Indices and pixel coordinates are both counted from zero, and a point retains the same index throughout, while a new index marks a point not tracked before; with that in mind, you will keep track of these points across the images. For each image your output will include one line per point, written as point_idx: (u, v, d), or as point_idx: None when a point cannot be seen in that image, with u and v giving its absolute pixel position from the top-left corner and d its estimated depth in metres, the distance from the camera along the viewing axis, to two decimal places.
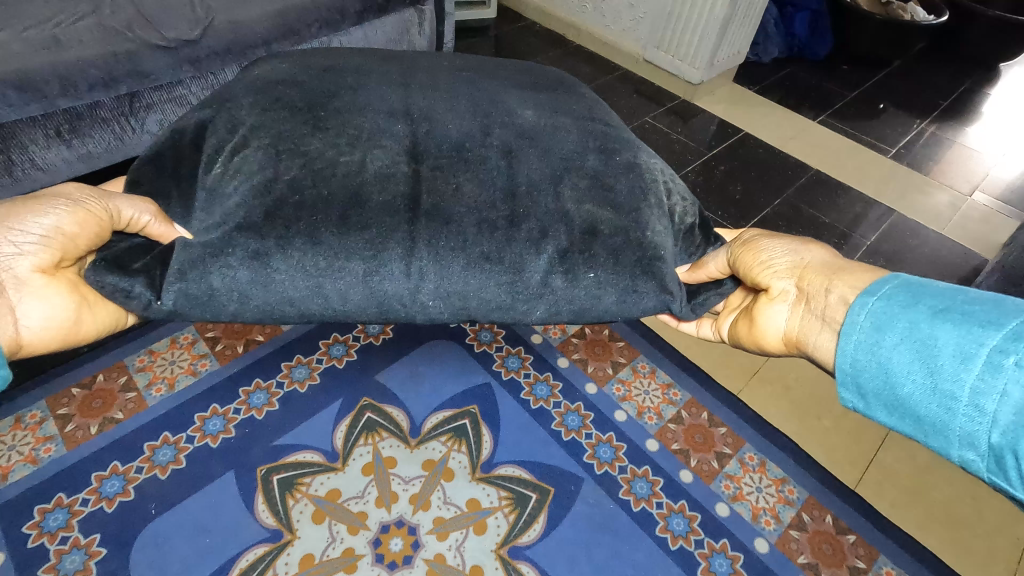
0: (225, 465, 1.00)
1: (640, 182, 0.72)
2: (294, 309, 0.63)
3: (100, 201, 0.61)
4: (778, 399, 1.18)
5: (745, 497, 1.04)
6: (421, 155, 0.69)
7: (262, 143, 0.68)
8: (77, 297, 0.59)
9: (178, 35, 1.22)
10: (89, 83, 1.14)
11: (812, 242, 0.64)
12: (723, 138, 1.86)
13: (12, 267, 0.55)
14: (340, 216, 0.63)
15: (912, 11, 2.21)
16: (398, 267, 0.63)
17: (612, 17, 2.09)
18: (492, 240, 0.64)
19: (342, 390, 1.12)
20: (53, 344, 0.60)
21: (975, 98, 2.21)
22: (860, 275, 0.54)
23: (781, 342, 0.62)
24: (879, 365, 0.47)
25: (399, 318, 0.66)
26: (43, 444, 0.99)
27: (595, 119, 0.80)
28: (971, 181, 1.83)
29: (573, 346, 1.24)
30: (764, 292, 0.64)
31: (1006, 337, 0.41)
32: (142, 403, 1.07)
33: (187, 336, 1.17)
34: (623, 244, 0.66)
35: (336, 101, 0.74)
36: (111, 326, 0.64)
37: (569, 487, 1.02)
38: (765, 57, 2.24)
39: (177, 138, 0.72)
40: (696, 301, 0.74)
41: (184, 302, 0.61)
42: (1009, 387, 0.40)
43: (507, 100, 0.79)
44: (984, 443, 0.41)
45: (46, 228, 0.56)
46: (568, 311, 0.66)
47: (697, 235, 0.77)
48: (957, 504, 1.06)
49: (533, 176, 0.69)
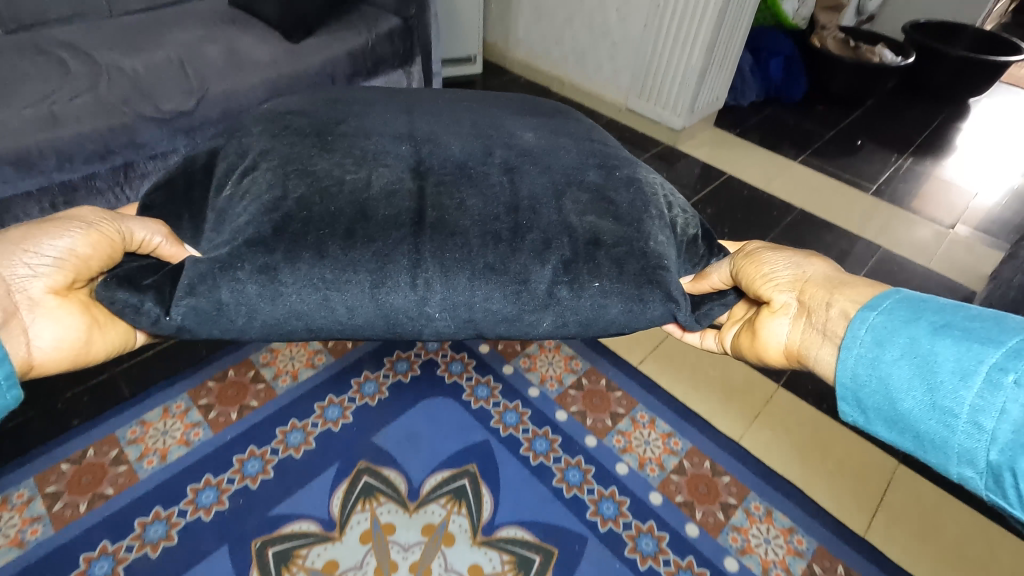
0: (218, 539, 0.98)
1: (641, 195, 0.71)
2: (302, 323, 0.61)
3: (113, 223, 0.62)
4: (780, 443, 1.17)
5: (754, 549, 1.02)
6: (426, 172, 0.69)
7: (271, 165, 0.68)
8: (88, 319, 0.59)
9: (174, 107, 1.27)
10: (85, 156, 1.17)
11: (814, 255, 0.62)
12: (708, 180, 1.91)
13: (26, 288, 0.55)
14: (347, 230, 0.62)
15: (880, 54, 2.32)
16: (404, 280, 0.61)
17: (594, 69, 2.16)
18: (496, 252, 0.63)
19: (337, 453, 1.11)
20: (63, 365, 0.59)
21: (948, 132, 2.29)
22: (860, 287, 0.53)
23: (783, 355, 0.60)
24: (879, 379, 0.46)
25: (408, 334, 0.65)
26: (30, 525, 0.97)
27: (594, 140, 0.81)
28: (952, 213, 1.87)
29: (571, 397, 1.23)
30: (765, 306, 0.62)
31: (1006, 354, 0.40)
32: (133, 477, 1.04)
33: (179, 405, 1.16)
34: (626, 254, 0.64)
35: (344, 126, 0.75)
36: (121, 346, 0.64)
37: (574, 548, 1.00)
38: (743, 100, 2.32)
39: (189, 165, 0.75)
40: (698, 312, 0.69)
41: (193, 318, 0.59)
42: (1009, 405, 0.39)
43: (508, 124, 0.80)
44: (983, 461, 0.40)
45: (61, 250, 0.57)
46: (574, 322, 0.64)
47: (700, 246, 0.75)
48: (970, 546, 1.04)
49: (534, 189, 0.69)
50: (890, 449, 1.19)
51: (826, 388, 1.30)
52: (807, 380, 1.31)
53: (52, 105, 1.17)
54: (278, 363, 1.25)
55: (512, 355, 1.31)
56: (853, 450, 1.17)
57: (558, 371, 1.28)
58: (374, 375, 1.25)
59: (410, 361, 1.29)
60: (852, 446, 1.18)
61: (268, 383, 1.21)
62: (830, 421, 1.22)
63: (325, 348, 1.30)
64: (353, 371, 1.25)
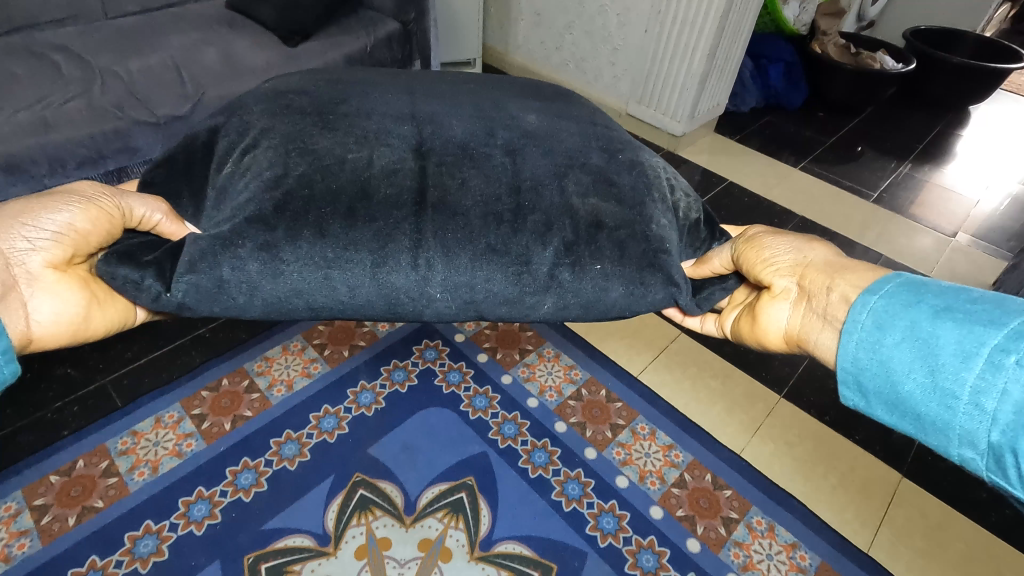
0: (210, 554, 0.95)
1: (643, 178, 0.69)
2: (302, 302, 0.60)
3: (112, 199, 0.60)
4: (781, 457, 1.16)
5: (756, 566, 1.00)
6: (428, 152, 0.66)
7: (272, 143, 0.65)
8: (88, 294, 0.57)
9: (168, 111, 1.25)
10: (77, 160, 1.15)
11: (816, 239, 0.60)
12: (708, 187, 1.89)
13: (24, 262, 0.53)
14: (348, 209, 0.60)
15: (881, 61, 2.30)
16: (405, 260, 0.59)
17: (593, 74, 2.15)
18: (498, 233, 0.61)
19: (333, 466, 1.09)
20: (62, 342, 0.57)
21: (948, 140, 2.28)
22: (862, 273, 0.51)
23: (782, 340, 0.58)
24: (880, 363, 0.44)
25: (408, 315, 0.63)
26: (17, 539, 0.94)
27: (596, 124, 0.77)
28: (953, 221, 1.86)
29: (570, 409, 1.21)
30: (766, 290, 0.60)
31: (1008, 336, 0.38)
32: (124, 489, 1.02)
33: (172, 414, 1.14)
34: (628, 237, 0.63)
35: (345, 106, 0.70)
36: (120, 324, 0.61)
37: (573, 563, 0.98)
38: (744, 107, 2.31)
39: (188, 142, 0.71)
40: (699, 296, 0.69)
41: (194, 296, 0.58)
42: (1009, 386, 0.38)
43: (509, 106, 0.76)
44: (984, 442, 0.39)
45: (59, 225, 0.55)
46: (575, 305, 0.63)
47: (703, 230, 0.73)
48: (975, 563, 1.02)
49: (537, 171, 0.66)
50: (894, 462, 1.17)
51: (829, 399, 1.28)
52: (809, 391, 1.29)
53: (44, 109, 1.16)
54: (273, 373, 1.23)
55: (511, 365, 1.30)
56: (856, 463, 1.16)
57: (557, 381, 1.27)
58: (370, 385, 1.23)
59: (407, 370, 1.27)
60: (855, 460, 1.17)
61: (262, 393, 1.19)
62: (832, 434, 1.21)
63: (321, 357, 1.28)
64: (349, 381, 1.23)
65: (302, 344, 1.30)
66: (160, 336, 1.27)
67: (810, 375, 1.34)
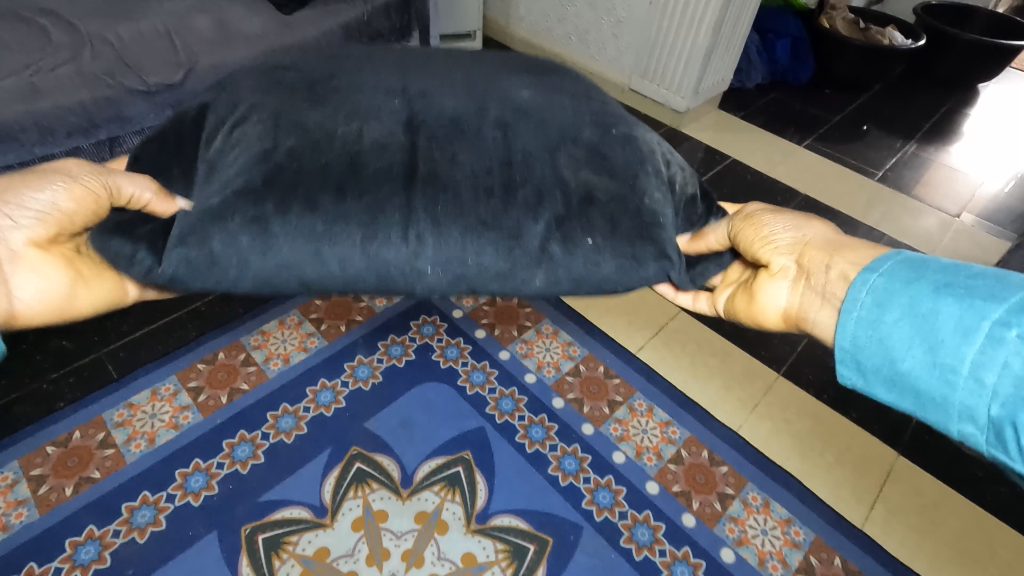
0: (207, 524, 0.96)
1: (638, 153, 0.67)
2: (292, 277, 0.60)
3: (99, 177, 0.61)
4: (779, 434, 1.16)
5: (751, 540, 1.01)
6: (419, 126, 0.65)
7: (261, 118, 0.65)
8: (72, 273, 0.60)
9: (160, 79, 1.22)
10: (67, 129, 1.13)
11: (815, 219, 0.60)
12: (710, 165, 1.87)
13: (9, 242, 0.55)
14: (337, 185, 0.60)
15: (890, 36, 2.25)
16: (396, 234, 0.59)
17: (596, 48, 2.10)
18: (489, 206, 0.61)
19: (330, 439, 1.08)
20: (50, 318, 0.60)
21: (955, 119, 2.24)
22: (863, 251, 0.51)
23: (781, 320, 0.57)
24: (879, 342, 0.44)
25: (400, 290, 0.63)
26: (15, 509, 0.95)
27: (592, 98, 0.73)
28: (958, 201, 1.84)
29: (568, 385, 1.21)
30: (763, 268, 0.59)
31: (1009, 310, 0.38)
32: (121, 461, 1.02)
33: (168, 387, 1.13)
34: (620, 211, 0.62)
35: (336, 81, 0.70)
36: (110, 301, 0.64)
37: (568, 537, 0.99)
38: (749, 83, 2.26)
39: (178, 122, 0.71)
40: (693, 272, 0.71)
41: (185, 270, 0.59)
42: (1010, 360, 0.38)
43: (502, 82, 0.72)
44: (983, 417, 0.39)
45: (43, 205, 0.57)
46: (567, 279, 0.62)
47: (699, 206, 0.73)
48: (969, 541, 1.03)
49: (529, 145, 0.65)
50: (891, 440, 1.17)
51: (828, 377, 1.28)
52: (808, 369, 1.29)
53: (32, 75, 1.13)
54: (270, 346, 1.23)
55: (509, 341, 1.29)
56: (853, 441, 1.16)
57: (556, 357, 1.26)
58: (368, 359, 1.22)
59: (404, 345, 1.26)
60: (852, 438, 1.17)
61: (259, 366, 1.19)
62: (830, 412, 1.21)
63: (318, 332, 1.27)
64: (347, 355, 1.23)
65: (299, 318, 1.29)
66: (156, 308, 1.26)
67: (809, 353, 1.33)
